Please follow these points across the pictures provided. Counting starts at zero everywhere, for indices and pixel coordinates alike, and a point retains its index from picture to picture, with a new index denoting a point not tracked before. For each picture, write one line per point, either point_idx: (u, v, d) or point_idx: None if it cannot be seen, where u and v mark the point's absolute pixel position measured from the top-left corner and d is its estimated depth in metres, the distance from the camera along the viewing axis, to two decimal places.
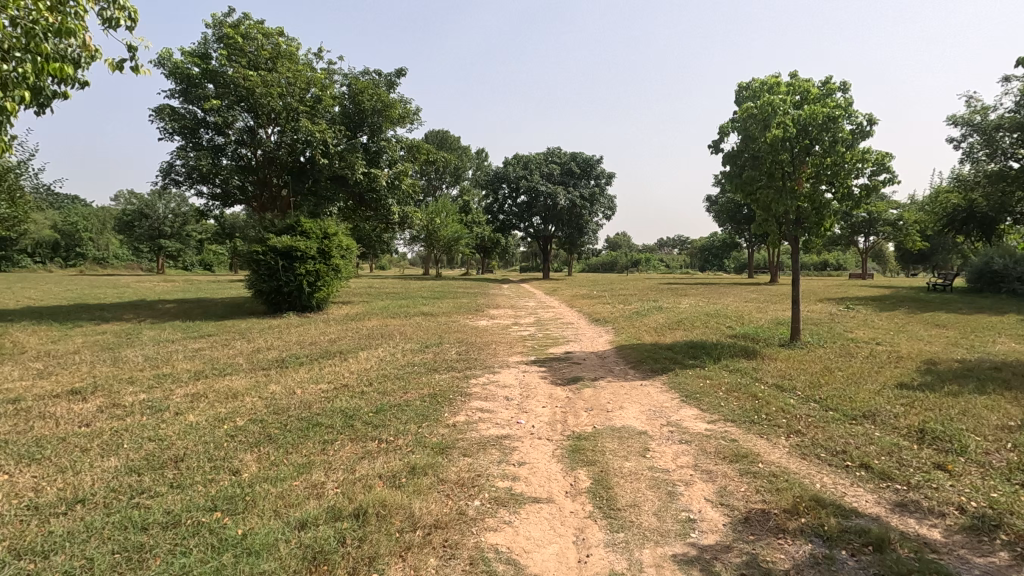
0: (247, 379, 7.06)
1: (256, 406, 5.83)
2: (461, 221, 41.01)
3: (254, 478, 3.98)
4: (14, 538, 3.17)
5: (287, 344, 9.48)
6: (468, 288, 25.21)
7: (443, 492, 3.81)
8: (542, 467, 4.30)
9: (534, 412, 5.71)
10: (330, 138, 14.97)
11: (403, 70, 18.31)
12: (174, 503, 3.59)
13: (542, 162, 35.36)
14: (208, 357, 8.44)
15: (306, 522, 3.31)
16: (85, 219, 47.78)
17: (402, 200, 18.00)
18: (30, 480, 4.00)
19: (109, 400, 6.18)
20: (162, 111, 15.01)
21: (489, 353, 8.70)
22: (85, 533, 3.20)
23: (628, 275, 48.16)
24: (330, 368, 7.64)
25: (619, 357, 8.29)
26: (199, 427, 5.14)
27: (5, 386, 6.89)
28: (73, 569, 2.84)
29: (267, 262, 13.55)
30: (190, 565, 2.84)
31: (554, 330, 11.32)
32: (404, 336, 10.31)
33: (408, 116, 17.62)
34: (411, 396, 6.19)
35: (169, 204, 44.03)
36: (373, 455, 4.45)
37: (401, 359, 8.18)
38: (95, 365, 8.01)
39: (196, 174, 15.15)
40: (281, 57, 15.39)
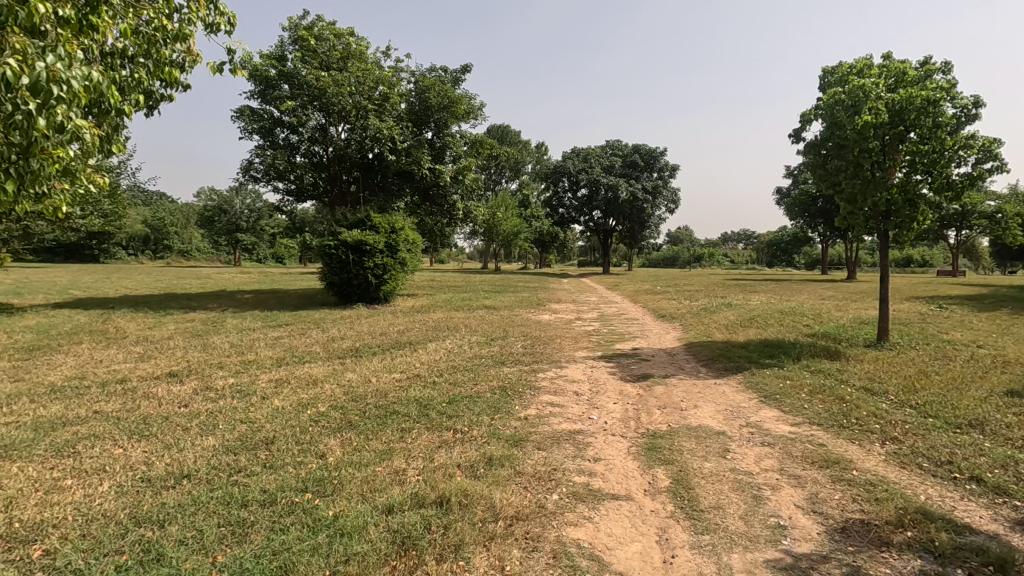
0: (325, 367, 7.39)
1: (335, 393, 6.08)
2: (520, 215, 41.14)
3: (340, 462, 4.15)
4: (133, 506, 3.46)
5: (360, 334, 9.84)
6: (528, 282, 25.14)
7: (522, 484, 3.83)
8: (618, 463, 4.24)
9: (606, 408, 5.65)
10: (397, 135, 15.33)
11: (467, 65, 18.49)
12: (270, 482, 3.79)
13: (603, 156, 34.97)
14: (287, 345, 8.88)
15: (393, 507, 3.42)
16: (172, 215, 51.53)
17: (466, 195, 18.23)
18: (141, 455, 4.35)
19: (202, 383, 6.63)
20: (243, 112, 15.92)
21: (555, 348, 8.68)
22: (193, 506, 3.44)
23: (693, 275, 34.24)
24: (402, 358, 7.84)
25: (689, 355, 8.06)
26: (285, 412, 5.42)
27: (113, 367, 7.54)
28: (186, 538, 3.05)
29: (339, 255, 14.14)
30: (289, 542, 2.99)
31: (620, 326, 11.13)
32: (470, 328, 10.47)
33: (473, 111, 17.78)
34: (481, 388, 6.28)
35: (246, 200, 46.84)
36: (449, 445, 4.54)
37: (470, 351, 8.28)
38: (189, 351, 8.62)
39: (273, 171, 15.95)
40: (352, 57, 15.90)
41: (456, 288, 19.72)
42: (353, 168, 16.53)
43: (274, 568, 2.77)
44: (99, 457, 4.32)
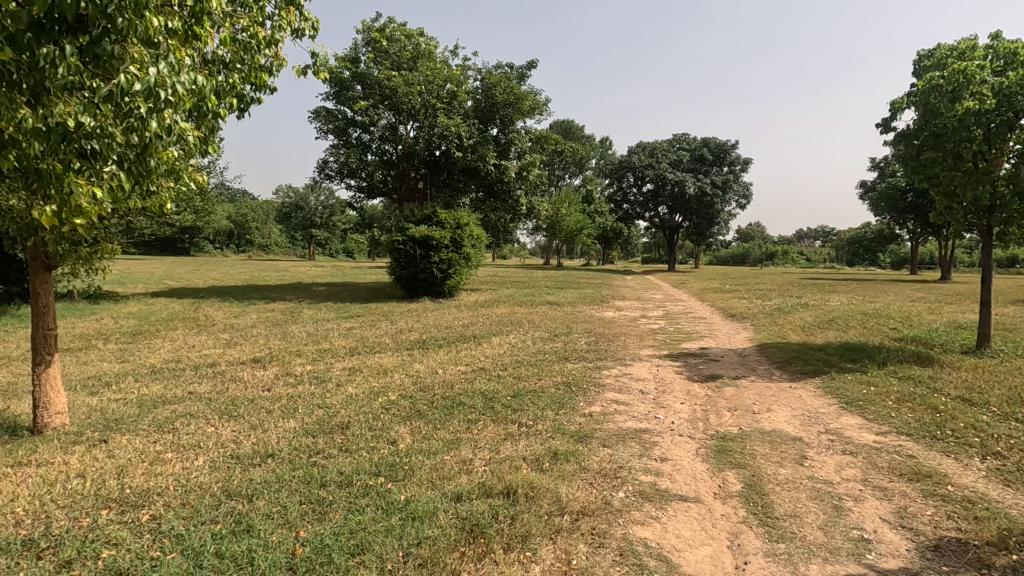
0: (394, 357, 7.66)
1: (405, 383, 6.31)
2: (583, 211, 40.80)
3: (410, 449, 4.29)
4: (225, 480, 3.75)
5: (426, 327, 10.12)
6: (591, 278, 24.88)
7: (588, 480, 3.82)
8: (686, 464, 4.14)
9: (673, 408, 5.53)
10: (464, 132, 15.59)
11: (534, 62, 18.50)
12: (346, 464, 3.99)
13: (670, 150, 34.06)
14: (359, 336, 9.28)
15: (461, 495, 3.51)
16: (253, 211, 54.95)
17: (530, 191, 18.29)
18: (230, 434, 4.70)
19: (283, 369, 7.06)
20: (319, 113, 16.70)
21: (620, 345, 8.57)
22: (278, 483, 3.68)
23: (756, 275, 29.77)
24: (467, 351, 7.99)
25: (761, 357, 7.74)
26: (358, 399, 5.68)
27: (204, 352, 8.16)
28: (272, 513, 3.27)
29: (406, 250, 14.58)
30: (365, 522, 3.14)
31: (687, 324, 10.82)
32: (533, 324, 10.52)
33: (539, 107, 17.77)
34: (546, 383, 6.31)
35: (320, 197, 49.24)
36: (514, 437, 4.60)
37: (533, 346, 8.32)
38: (270, 338, 9.19)
39: (346, 169, 16.64)
40: (421, 57, 16.28)
41: (518, 283, 19.82)
42: (420, 166, 16.95)
43: (352, 546, 2.91)
44: (194, 434, 4.71)
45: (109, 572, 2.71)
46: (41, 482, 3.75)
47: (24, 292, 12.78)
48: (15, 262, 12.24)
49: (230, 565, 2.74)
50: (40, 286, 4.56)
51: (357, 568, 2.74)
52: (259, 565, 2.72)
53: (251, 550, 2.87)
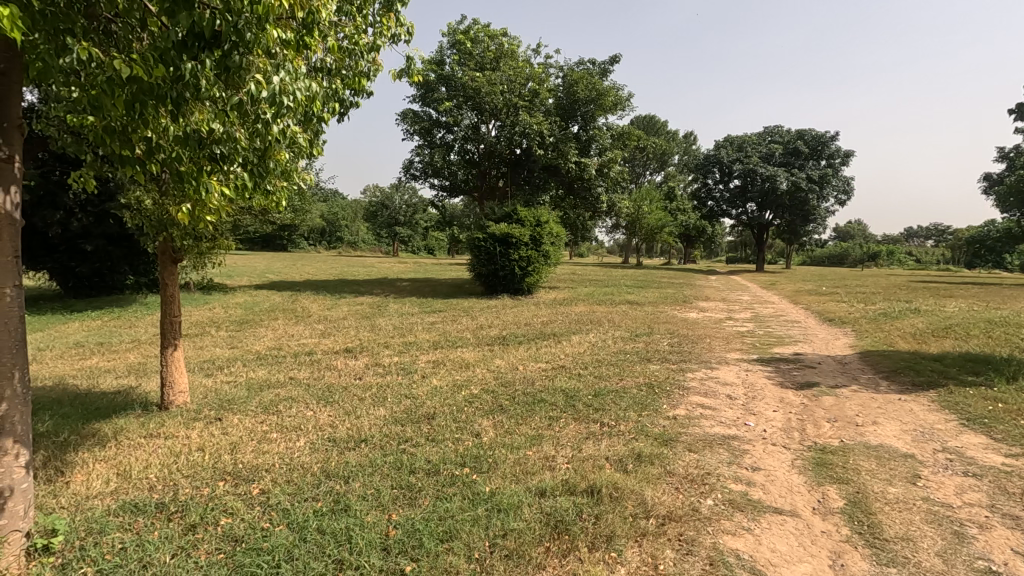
0: (476, 352, 7.84)
1: (486, 377, 6.44)
2: (665, 208, 39.64)
3: (493, 443, 4.37)
4: (324, 462, 4.01)
5: (506, 323, 10.26)
6: (673, 278, 24.05)
7: (674, 485, 3.71)
8: (781, 476, 3.92)
9: (764, 415, 5.24)
10: (545, 130, 15.66)
11: (616, 56, 18.18)
12: (433, 453, 4.14)
13: (759, 144, 32.51)
14: (442, 330, 9.58)
15: (545, 491, 3.53)
16: (343, 210, 58.17)
17: (610, 188, 18.02)
18: (327, 418, 5.01)
19: (372, 359, 7.45)
20: (406, 115, 17.37)
21: (704, 347, 8.25)
22: (371, 467, 3.88)
23: (836, 276, 29.11)
24: (546, 349, 8.02)
25: (865, 365, 7.15)
26: (443, 391, 5.87)
27: (302, 341, 8.77)
28: (367, 495, 3.46)
29: (487, 248, 14.87)
30: (453, 511, 3.24)
31: (778, 328, 10.23)
32: (613, 323, 10.38)
33: (621, 102, 17.45)
34: (627, 383, 6.20)
35: (405, 196, 51.31)
36: (597, 437, 4.55)
37: (614, 346, 8.20)
38: (360, 330, 9.71)
39: (430, 169, 17.22)
40: (504, 56, 16.47)
41: (597, 282, 19.60)
42: (501, 164, 17.17)
43: (441, 532, 3.02)
44: (296, 417, 5.08)
45: (227, 538, 2.98)
46: (169, 453, 4.19)
47: (151, 282, 14.45)
48: (143, 256, 13.74)
49: (331, 541, 2.92)
50: (167, 278, 5.09)
51: (446, 553, 2.84)
52: (357, 543, 2.88)
53: (349, 528, 3.04)
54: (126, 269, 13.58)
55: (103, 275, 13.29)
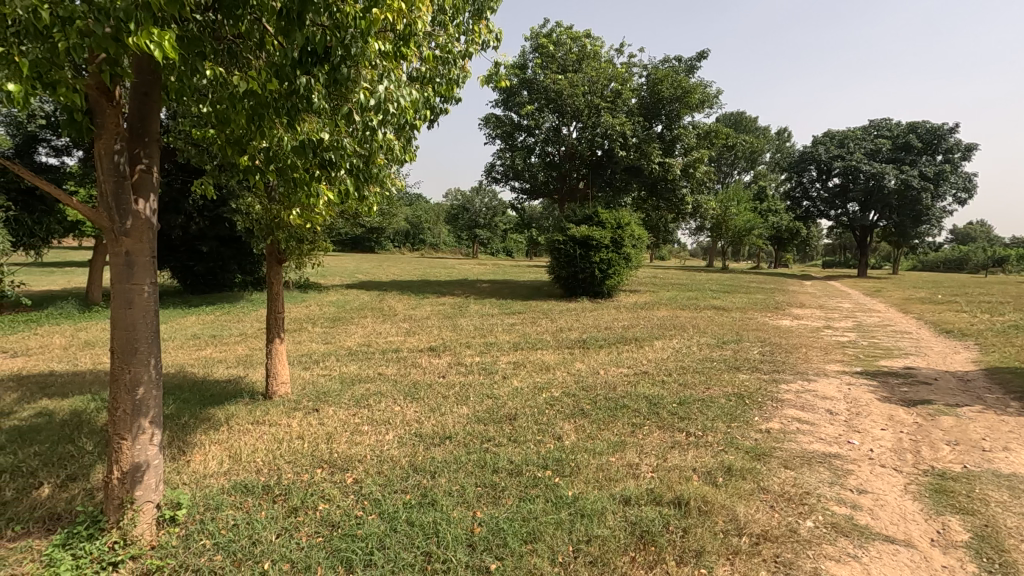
0: (556, 354, 7.83)
1: (567, 380, 6.41)
2: (754, 209, 37.66)
3: (575, 447, 4.34)
4: (412, 455, 4.17)
5: (586, 326, 10.17)
6: (763, 283, 22.78)
7: (768, 502, 3.50)
8: (892, 501, 3.58)
9: (871, 434, 4.82)
10: (628, 130, 15.37)
11: (704, 52, 17.52)
12: (515, 454, 4.18)
13: (863, 139, 30.05)
14: (521, 332, 9.67)
15: (630, 499, 3.45)
16: (426, 213, 60.31)
17: (696, 189, 17.40)
18: (413, 414, 5.21)
19: (455, 358, 7.65)
20: (489, 120, 17.71)
21: (800, 357, 7.72)
22: (456, 464, 3.98)
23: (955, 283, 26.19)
24: (628, 353, 7.86)
25: (992, 383, 6.38)
26: (524, 392, 5.91)
27: (389, 338, 9.17)
28: (453, 491, 3.55)
29: (566, 250, 14.83)
30: (537, 512, 3.25)
31: (884, 338, 9.39)
32: (698, 328, 9.99)
33: (708, 99, 16.78)
34: (714, 392, 5.93)
35: (485, 199, 52.44)
36: (683, 447, 4.39)
37: (699, 352, 7.88)
38: (443, 329, 10.01)
39: (512, 171, 17.45)
40: (586, 58, 16.33)
41: (680, 286, 18.96)
42: (581, 166, 17.08)
43: (524, 533, 3.03)
44: (385, 411, 5.32)
45: (326, 523, 3.16)
46: (273, 439, 4.52)
47: (256, 281, 15.69)
48: (250, 256, 14.97)
49: (420, 533, 3.02)
50: (273, 276, 5.50)
51: (530, 555, 2.85)
52: (444, 537, 2.97)
53: (436, 522, 3.13)
54: (235, 268, 14.87)
55: (216, 274, 14.61)
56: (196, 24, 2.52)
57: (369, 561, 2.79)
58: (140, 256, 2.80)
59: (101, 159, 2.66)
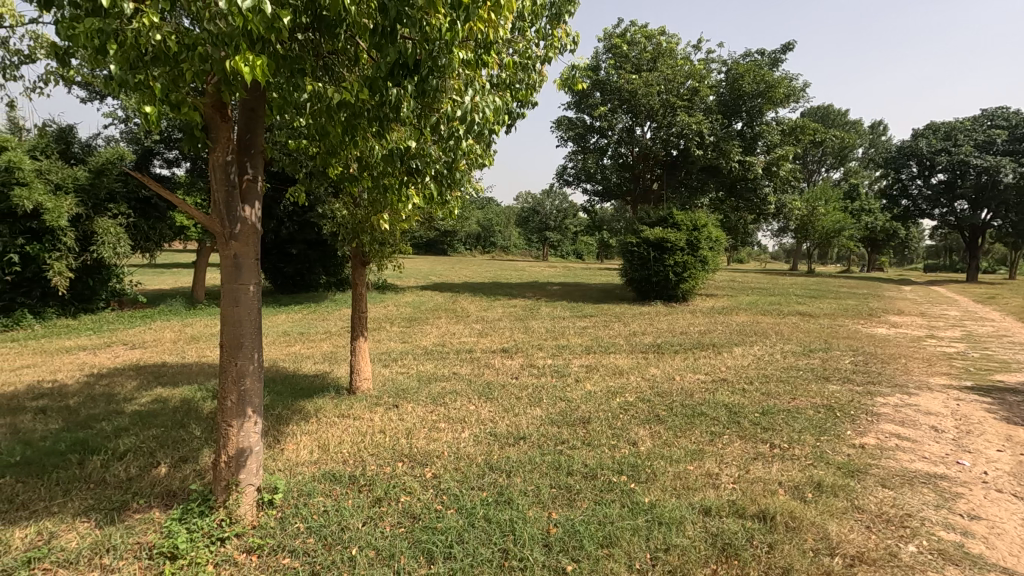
0: (630, 359, 7.70)
1: (641, 386, 6.28)
2: (844, 209, 35.19)
3: (652, 453, 4.26)
4: (487, 454, 4.25)
5: (660, 331, 9.92)
6: (856, 288, 21.20)
7: (864, 522, 3.27)
8: (1012, 530, 3.23)
9: (984, 455, 4.37)
10: (706, 129, 14.85)
11: (790, 43, 16.61)
12: (589, 458, 4.16)
13: (973, 130, 27.31)
14: (594, 335, 9.59)
15: (710, 510, 3.34)
16: (498, 216, 61.20)
17: (779, 187, 16.51)
18: (488, 413, 5.30)
19: (527, 360, 7.72)
20: (561, 122, 17.71)
21: (898, 368, 7.14)
22: (530, 464, 4.02)
23: None
24: (705, 360, 7.59)
25: None
26: (597, 396, 5.87)
27: (463, 339, 9.38)
28: (528, 491, 3.59)
29: (640, 252, 14.57)
30: (613, 517, 3.22)
31: (999, 350, 8.48)
32: (782, 335, 9.47)
33: (794, 93, 15.88)
34: (801, 403, 5.60)
35: (556, 202, 52.42)
36: (767, 459, 4.19)
37: (783, 360, 7.47)
38: (515, 331, 10.11)
39: (583, 173, 17.36)
40: (662, 56, 15.94)
41: (762, 290, 18.06)
42: (656, 166, 16.71)
43: (601, 537, 3.01)
44: (460, 409, 5.46)
45: (408, 514, 3.31)
46: (357, 432, 4.76)
47: (339, 282, 16.55)
48: (334, 258, 15.82)
49: (497, 530, 3.08)
50: (357, 278, 5.80)
51: (607, 559, 2.84)
52: (520, 535, 3.01)
53: (512, 520, 3.18)
54: (320, 270, 15.78)
55: (303, 275, 15.57)
56: (298, 44, 2.72)
57: (449, 554, 2.88)
58: (246, 258, 3.05)
59: (215, 170, 2.93)
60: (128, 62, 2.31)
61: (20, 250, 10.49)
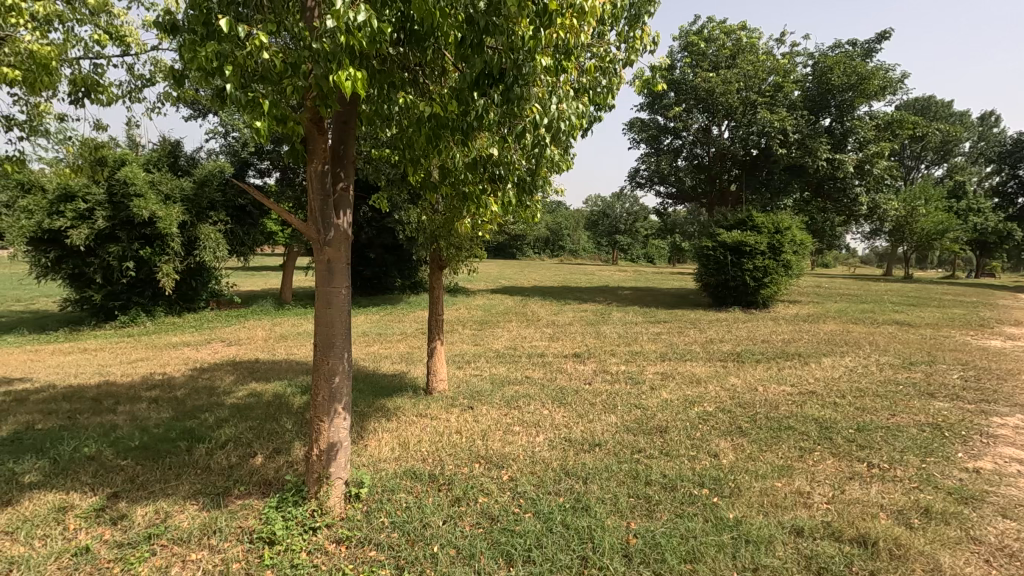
0: (707, 367, 7.42)
1: (721, 396, 6.03)
2: (949, 209, 32.17)
3: (734, 467, 4.07)
4: (562, 459, 4.24)
5: (739, 338, 9.49)
6: (964, 295, 19.28)
7: (982, 556, 2.96)
8: None
9: None
10: (790, 126, 14.05)
11: (886, 32, 15.46)
12: (667, 468, 4.04)
13: None
14: (668, 341, 9.32)
15: (803, 530, 3.15)
16: (567, 219, 60.93)
17: (873, 187, 15.33)
18: (562, 419, 5.28)
19: (600, 366, 7.62)
20: (634, 124, 17.41)
21: (1018, 386, 6.42)
22: (607, 472, 3.96)
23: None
24: (790, 370, 7.17)
25: None
26: (673, 405, 5.69)
27: (534, 343, 9.40)
28: (605, 499, 3.54)
29: (716, 257, 14.03)
30: (696, 532, 3.11)
31: None
32: (877, 346, 8.78)
33: (890, 85, 14.74)
34: (902, 421, 5.17)
35: (626, 204, 51.49)
36: (865, 479, 3.90)
37: (879, 374, 6.92)
38: (586, 336, 10.02)
39: (656, 176, 17.03)
40: (742, 52, 15.30)
41: (852, 297, 16.85)
42: (733, 167, 16.06)
43: (684, 552, 2.92)
44: (534, 413, 5.47)
45: (486, 515, 3.36)
46: (435, 432, 4.90)
47: (413, 285, 17.08)
48: (408, 262, 16.35)
49: (576, 537, 3.06)
50: (435, 281, 5.96)
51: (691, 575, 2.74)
52: (600, 544, 2.97)
53: (591, 528, 3.15)
54: (395, 273, 16.37)
55: (380, 278, 16.20)
56: (389, 58, 2.84)
57: (528, 557, 2.90)
58: (338, 263, 3.22)
59: (312, 179, 3.11)
60: (240, 82, 2.51)
61: (135, 254, 11.64)
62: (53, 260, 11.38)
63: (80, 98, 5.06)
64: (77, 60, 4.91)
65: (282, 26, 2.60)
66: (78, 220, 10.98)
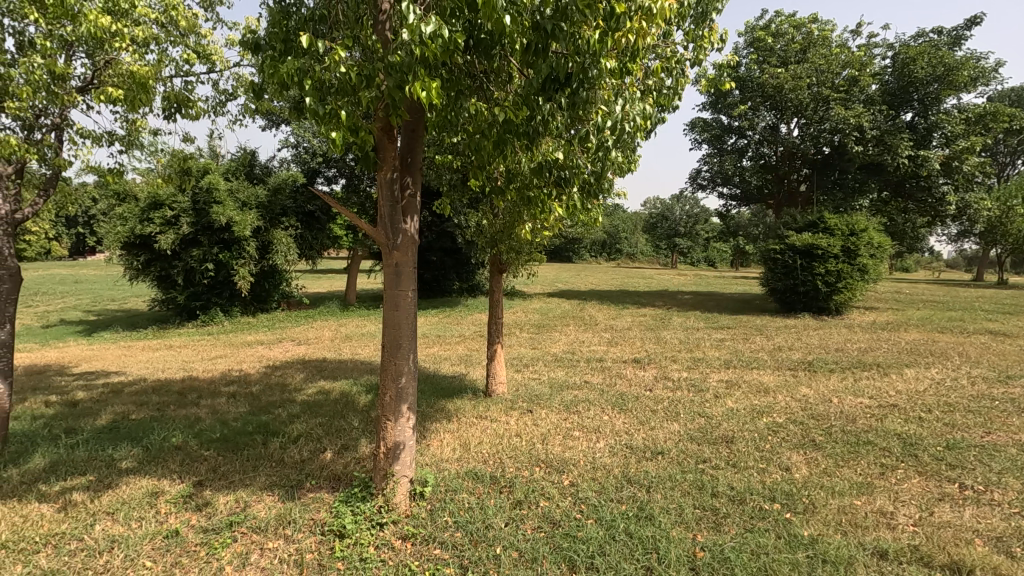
0: (776, 376, 7.09)
1: (792, 406, 5.74)
2: None
3: (808, 482, 3.87)
4: (624, 467, 4.16)
5: (810, 346, 9.02)
6: None
7: None
8: None
9: None
10: (867, 121, 13.24)
11: (978, 17, 14.29)
12: (735, 480, 3.89)
13: None
14: (733, 348, 8.99)
15: (887, 552, 2.96)
16: (625, 222, 60.10)
17: (962, 186, 14.17)
18: (622, 425, 5.19)
19: (661, 372, 7.44)
20: (696, 125, 16.97)
21: None
22: (671, 481, 3.86)
23: None
24: (868, 381, 6.74)
25: None
26: (739, 414, 5.47)
27: (592, 347, 9.30)
28: (669, 509, 3.45)
29: (784, 260, 13.41)
30: (768, 548, 2.98)
31: None
32: (967, 357, 8.11)
33: (982, 75, 13.62)
34: (998, 439, 4.74)
35: (686, 207, 50.33)
36: (957, 502, 3.60)
37: (971, 388, 6.38)
38: (646, 341, 9.81)
39: (720, 177, 16.51)
40: (813, 45, 14.56)
41: (937, 304, 15.65)
42: (803, 166, 15.30)
43: (754, 568, 2.81)
44: (594, 419, 5.40)
45: (547, 519, 3.35)
46: (495, 434, 4.94)
47: (471, 287, 17.31)
48: (466, 265, 16.59)
49: (639, 546, 3.00)
50: (495, 284, 6.01)
51: None
52: (665, 555, 2.90)
53: (656, 538, 3.08)
54: (453, 276, 16.65)
55: (439, 281, 16.52)
56: (457, 66, 2.90)
57: (591, 564, 2.87)
58: (406, 267, 3.31)
59: (382, 186, 3.24)
60: (319, 96, 2.63)
61: (215, 257, 12.44)
62: (144, 263, 12.34)
63: (171, 114, 5.46)
64: (169, 78, 5.32)
65: (357, 40, 2.72)
66: (166, 226, 11.86)
